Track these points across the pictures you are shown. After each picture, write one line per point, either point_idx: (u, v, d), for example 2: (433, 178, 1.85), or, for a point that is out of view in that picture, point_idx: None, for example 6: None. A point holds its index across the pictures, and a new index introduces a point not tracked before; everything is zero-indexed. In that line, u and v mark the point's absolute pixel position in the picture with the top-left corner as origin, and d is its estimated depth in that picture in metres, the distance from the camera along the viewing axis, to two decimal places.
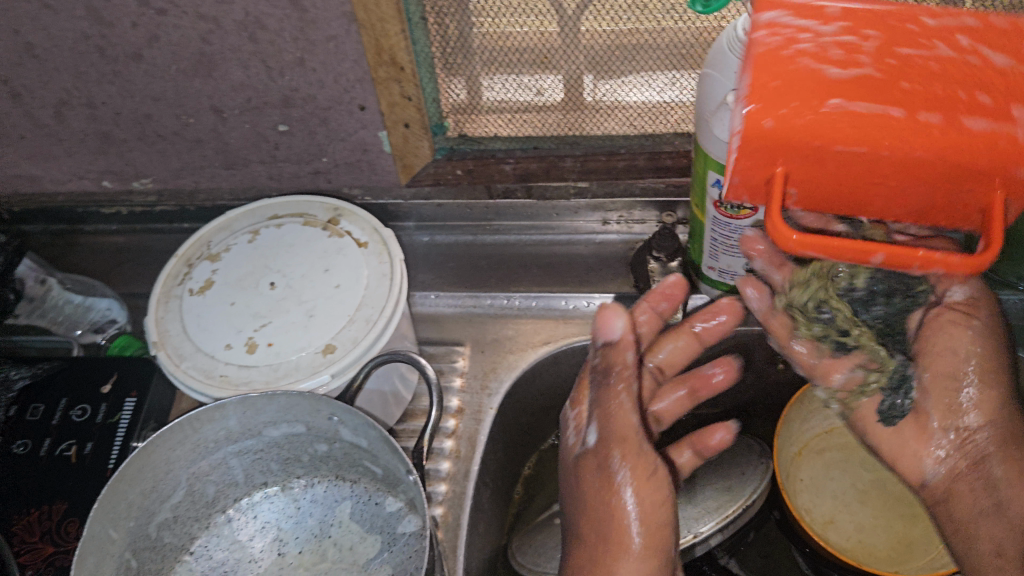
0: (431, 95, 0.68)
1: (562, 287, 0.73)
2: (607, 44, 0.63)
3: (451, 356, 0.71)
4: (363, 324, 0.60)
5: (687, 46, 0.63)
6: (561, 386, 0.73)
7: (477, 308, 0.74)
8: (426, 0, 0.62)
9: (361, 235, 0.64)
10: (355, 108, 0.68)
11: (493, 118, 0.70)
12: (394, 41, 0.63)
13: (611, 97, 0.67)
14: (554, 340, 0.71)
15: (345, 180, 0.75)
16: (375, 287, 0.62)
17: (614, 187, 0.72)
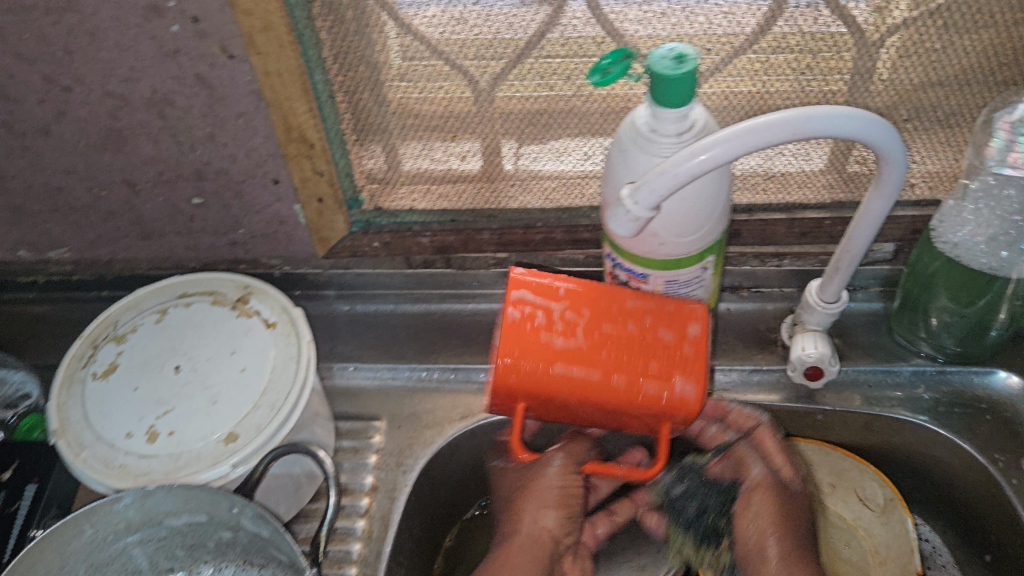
0: (344, 169, 0.67)
1: (481, 358, 0.73)
2: (519, 115, 0.63)
3: (366, 433, 0.70)
4: (268, 411, 0.58)
5: (599, 121, 0.63)
6: (480, 460, 0.73)
7: (394, 381, 0.73)
8: (334, 79, 0.61)
9: (270, 314, 0.64)
10: (269, 182, 0.68)
11: (409, 190, 0.69)
12: (303, 120, 0.62)
13: (527, 167, 0.67)
14: (468, 418, 0.70)
15: (263, 251, 0.74)
16: (282, 371, 0.60)
17: (534, 258, 0.73)
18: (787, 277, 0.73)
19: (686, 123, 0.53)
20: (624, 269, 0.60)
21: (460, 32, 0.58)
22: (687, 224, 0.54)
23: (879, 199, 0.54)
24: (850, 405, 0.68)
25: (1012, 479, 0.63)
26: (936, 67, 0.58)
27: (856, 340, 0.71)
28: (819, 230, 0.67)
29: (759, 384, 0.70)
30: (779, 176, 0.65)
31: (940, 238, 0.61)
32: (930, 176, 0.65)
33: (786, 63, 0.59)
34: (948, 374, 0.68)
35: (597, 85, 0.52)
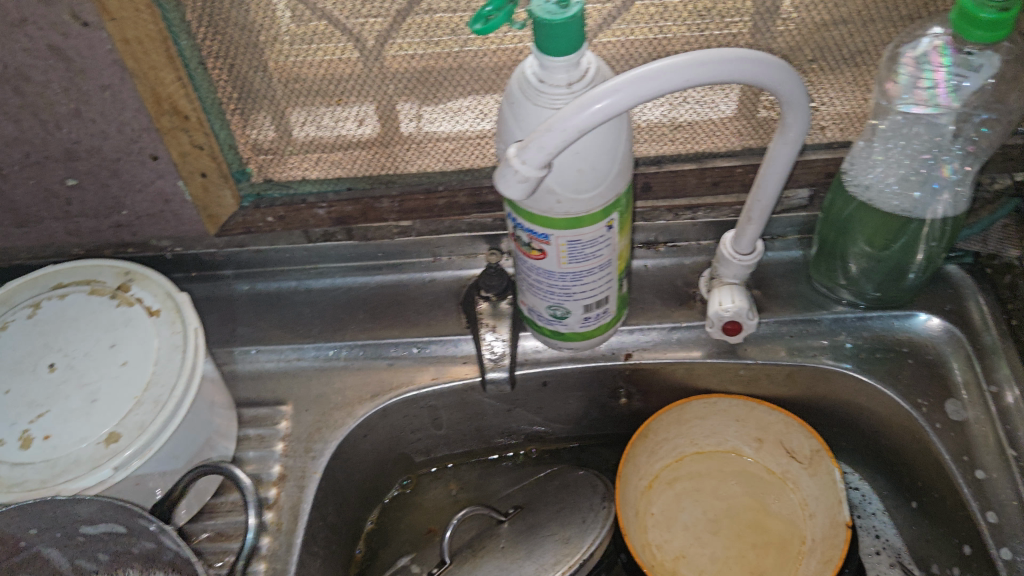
0: (226, 141, 0.63)
1: (392, 332, 0.70)
2: (408, 74, 0.59)
3: (272, 419, 0.67)
4: (152, 407, 0.55)
5: (492, 76, 0.60)
6: (397, 438, 0.70)
7: (301, 361, 0.70)
8: (203, 46, 0.57)
9: (153, 301, 0.60)
10: (147, 158, 0.61)
11: (301, 159, 0.65)
12: (173, 89, 0.57)
13: (422, 129, 0.63)
14: (380, 396, 0.67)
15: (152, 232, 0.69)
16: (166, 362, 0.57)
17: (439, 224, 0.70)
18: (703, 229, 0.70)
19: (576, 71, 0.49)
20: (524, 230, 0.56)
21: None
22: (583, 182, 0.51)
23: (785, 143, 0.52)
24: (774, 358, 0.66)
25: (937, 423, 0.62)
26: (837, 4, 0.56)
27: (776, 290, 0.69)
28: (731, 178, 0.65)
29: (679, 343, 0.67)
30: (685, 124, 0.62)
31: (851, 181, 0.59)
32: (839, 118, 0.63)
33: (684, 6, 0.56)
34: (870, 320, 0.67)
35: (480, 34, 0.48)
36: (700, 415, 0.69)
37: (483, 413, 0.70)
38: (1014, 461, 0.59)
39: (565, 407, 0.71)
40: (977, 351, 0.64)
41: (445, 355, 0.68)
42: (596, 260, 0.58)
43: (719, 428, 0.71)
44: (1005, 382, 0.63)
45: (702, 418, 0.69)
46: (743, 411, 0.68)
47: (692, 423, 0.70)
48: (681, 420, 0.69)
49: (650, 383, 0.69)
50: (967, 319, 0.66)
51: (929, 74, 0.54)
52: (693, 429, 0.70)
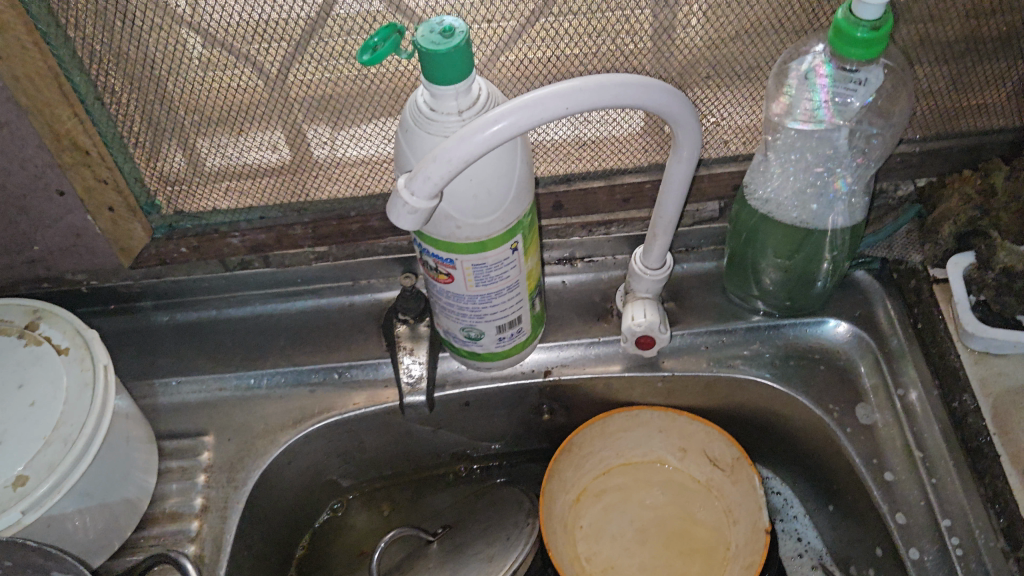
0: (132, 174, 0.62)
1: (314, 358, 0.69)
2: (311, 101, 0.60)
3: (194, 450, 0.66)
4: (61, 447, 0.54)
5: (395, 100, 0.60)
6: (324, 463, 0.69)
7: (223, 390, 0.69)
8: (99, 82, 0.56)
9: (61, 339, 0.59)
10: (53, 194, 0.61)
11: (211, 189, 0.65)
12: (71, 125, 0.56)
13: (330, 154, 0.63)
14: (302, 422, 0.67)
15: (66, 267, 0.68)
16: (75, 400, 0.56)
17: (356, 248, 0.70)
18: (618, 244, 0.71)
19: (467, 98, 0.49)
20: (431, 255, 0.56)
21: (224, 17, 0.54)
22: (480, 207, 0.52)
23: (680, 161, 0.53)
24: (693, 369, 0.67)
25: (847, 427, 0.63)
26: (727, 23, 0.57)
27: (691, 301, 0.70)
28: (640, 194, 0.66)
29: (596, 359, 0.68)
30: (591, 142, 0.63)
31: (752, 195, 0.60)
32: (740, 132, 0.64)
33: (580, 25, 0.57)
34: (782, 328, 0.68)
35: (368, 65, 0.48)
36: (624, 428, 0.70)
37: (410, 434, 0.70)
38: (921, 461, 0.61)
39: (491, 425, 0.71)
40: (886, 356, 0.66)
41: (367, 379, 0.69)
42: (504, 281, 0.58)
43: (645, 439, 0.71)
44: (912, 384, 0.64)
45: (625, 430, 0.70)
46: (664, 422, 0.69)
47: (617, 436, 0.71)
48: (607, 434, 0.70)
49: (572, 398, 0.70)
50: (875, 323, 0.67)
51: (816, 92, 0.55)
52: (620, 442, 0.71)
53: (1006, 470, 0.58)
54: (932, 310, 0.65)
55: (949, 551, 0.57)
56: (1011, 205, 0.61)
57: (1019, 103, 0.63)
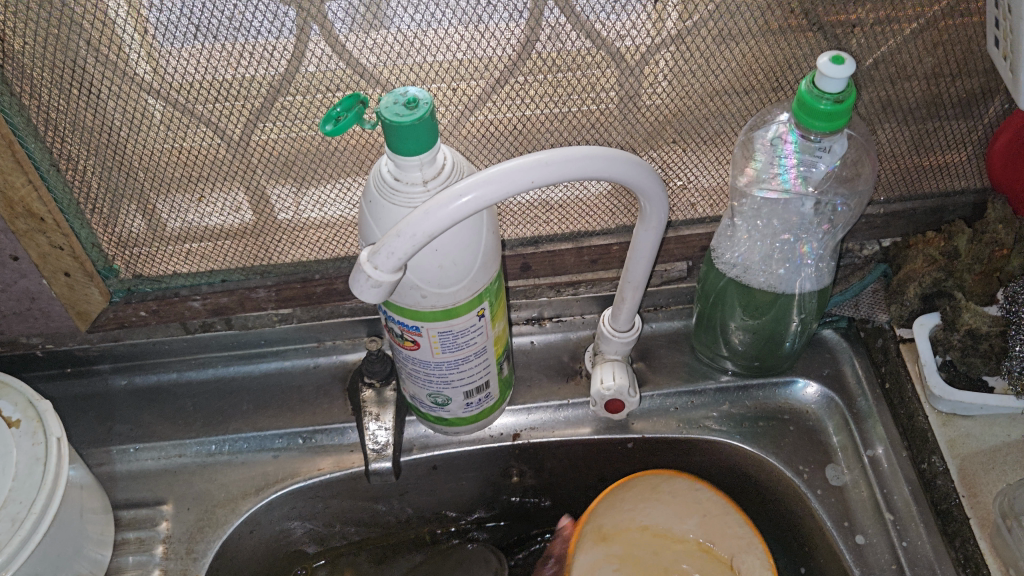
0: (88, 240, 0.61)
1: (277, 423, 0.68)
2: (273, 163, 0.59)
3: (152, 520, 0.64)
4: (8, 525, 0.52)
5: (358, 162, 0.60)
6: (287, 531, 0.67)
7: (183, 458, 0.67)
8: (54, 148, 0.55)
9: (13, 411, 0.57)
10: (7, 259, 0.60)
11: (170, 254, 0.63)
12: (24, 192, 0.55)
13: (294, 216, 0.62)
14: (264, 489, 0.65)
15: (20, 330, 0.67)
16: (25, 476, 0.54)
17: (320, 310, 0.69)
18: (587, 304, 0.71)
19: (432, 168, 0.49)
20: (396, 323, 0.55)
21: (184, 83, 0.53)
22: (443, 277, 0.51)
23: (647, 230, 0.52)
24: (663, 431, 0.66)
25: (818, 489, 0.63)
26: (690, 91, 0.57)
27: (661, 361, 0.70)
28: (609, 256, 0.66)
29: (567, 421, 0.67)
30: (558, 205, 0.63)
31: (719, 258, 0.60)
32: (707, 194, 0.64)
33: (545, 89, 0.57)
34: (752, 388, 0.68)
35: (331, 135, 0.47)
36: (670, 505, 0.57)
37: (375, 501, 0.68)
38: (891, 524, 0.60)
39: (459, 490, 0.69)
40: (854, 416, 0.65)
41: (331, 444, 0.67)
42: (470, 348, 0.57)
43: (684, 528, 0.57)
44: (882, 445, 0.64)
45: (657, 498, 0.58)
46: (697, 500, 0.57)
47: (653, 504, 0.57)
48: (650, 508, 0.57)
49: (541, 461, 0.68)
50: (844, 383, 0.67)
51: (782, 161, 0.56)
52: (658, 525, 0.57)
53: (974, 534, 0.57)
54: (900, 369, 0.65)
55: None
56: (974, 267, 0.62)
57: (979, 166, 0.64)
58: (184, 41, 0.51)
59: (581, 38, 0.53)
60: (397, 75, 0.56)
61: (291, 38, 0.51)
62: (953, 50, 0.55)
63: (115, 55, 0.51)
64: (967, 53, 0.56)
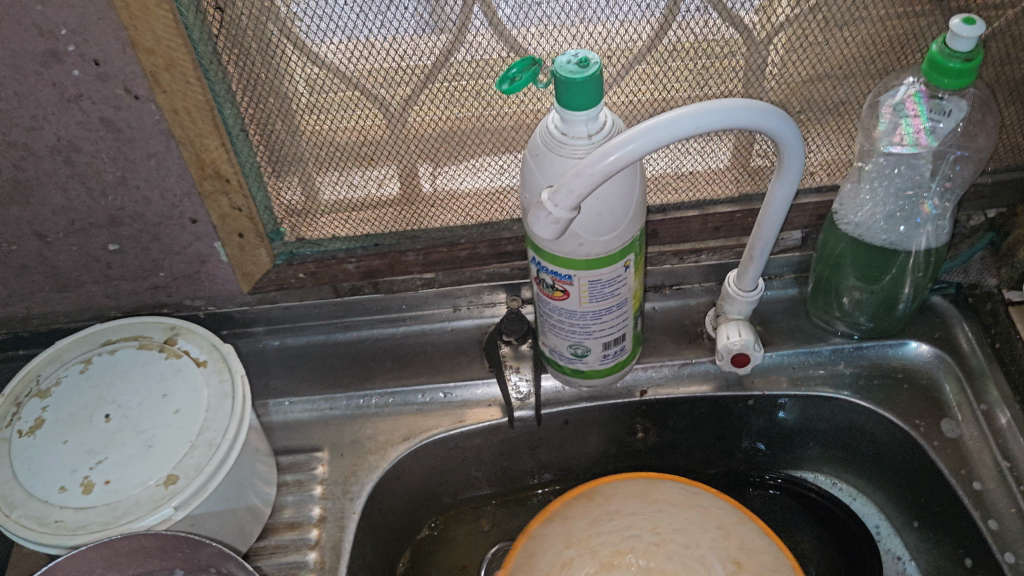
0: (262, 203, 0.66)
1: (418, 379, 0.74)
2: (435, 136, 0.64)
3: (309, 464, 0.70)
4: (206, 449, 0.58)
5: (510, 132, 0.64)
6: (428, 480, 0.73)
7: (333, 410, 0.74)
8: (245, 113, 0.60)
9: (199, 353, 0.63)
10: (186, 222, 0.66)
11: (330, 219, 0.69)
12: (216, 154, 0.61)
13: (446, 185, 0.68)
14: (411, 438, 0.71)
15: (187, 293, 0.73)
16: (217, 408, 0.60)
17: (460, 275, 0.75)
18: (705, 271, 0.76)
19: (596, 123, 0.54)
20: (549, 273, 0.60)
21: (366, 64, 0.58)
22: (601, 226, 0.55)
23: (783, 184, 0.57)
24: (777, 388, 0.71)
25: (935, 440, 0.67)
26: (820, 59, 0.60)
27: (776, 325, 0.75)
28: (731, 224, 0.71)
29: (690, 377, 0.72)
30: (688, 173, 0.68)
31: (842, 220, 0.66)
32: (826, 164, 0.68)
33: (681, 69, 0.61)
34: (865, 348, 0.72)
35: (507, 94, 0.51)
36: (610, 490, 0.57)
37: (508, 453, 0.74)
38: (1008, 471, 0.64)
39: (585, 445, 0.75)
40: (967, 373, 0.70)
41: (471, 398, 0.73)
42: (614, 298, 0.62)
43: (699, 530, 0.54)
44: (995, 402, 0.68)
45: (641, 498, 0.57)
46: (685, 497, 0.56)
47: (599, 511, 0.56)
48: (647, 493, 0.57)
49: (665, 417, 0.73)
50: (955, 345, 0.72)
51: (907, 122, 0.61)
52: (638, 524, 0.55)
53: None
54: (1010, 330, 0.68)
55: None
56: None
57: None
58: (378, 27, 0.56)
59: (713, 14, 0.57)
60: (540, 48, 0.60)
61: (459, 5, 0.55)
62: None
63: (308, 36, 0.56)
64: None
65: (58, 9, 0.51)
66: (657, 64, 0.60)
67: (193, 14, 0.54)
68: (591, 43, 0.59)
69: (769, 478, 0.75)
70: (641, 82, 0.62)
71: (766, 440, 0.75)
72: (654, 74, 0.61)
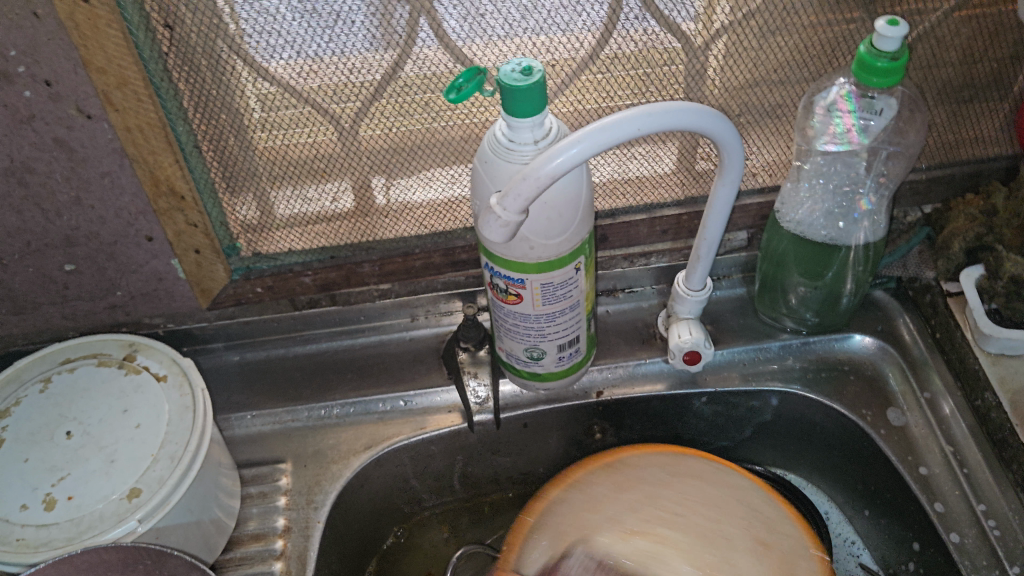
0: (217, 219, 0.67)
1: (378, 389, 0.75)
2: (386, 150, 0.65)
3: (272, 476, 0.71)
4: (168, 462, 0.59)
5: (460, 144, 0.66)
6: (391, 488, 0.74)
7: (295, 422, 0.74)
8: (198, 130, 0.61)
9: (160, 368, 0.64)
10: (142, 240, 0.67)
11: (285, 233, 0.70)
12: (170, 172, 0.62)
13: (399, 198, 0.69)
14: (373, 447, 0.72)
15: (145, 311, 0.74)
16: (178, 422, 0.61)
17: (417, 285, 0.76)
18: (656, 274, 0.78)
19: (541, 130, 0.55)
20: (501, 278, 0.62)
21: (316, 80, 0.59)
22: (550, 230, 0.57)
23: (724, 184, 0.59)
24: (729, 384, 0.73)
25: (881, 429, 0.69)
26: (756, 64, 0.63)
27: (726, 323, 0.77)
28: (679, 226, 0.73)
29: (644, 376, 0.74)
30: (635, 178, 0.69)
31: (783, 218, 0.68)
32: (768, 165, 0.71)
33: (624, 79, 0.63)
34: (813, 343, 0.75)
35: (455, 103, 0.53)
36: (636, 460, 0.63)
37: (470, 458, 0.75)
38: (952, 456, 0.67)
39: (544, 447, 0.76)
40: (910, 364, 0.73)
41: (431, 405, 0.74)
42: (567, 300, 0.64)
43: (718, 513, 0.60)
44: (938, 390, 0.71)
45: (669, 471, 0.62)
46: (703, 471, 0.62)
47: (627, 489, 0.61)
48: (673, 469, 0.62)
49: (621, 417, 0.75)
50: (898, 338, 0.75)
51: (839, 121, 0.64)
52: (663, 501, 0.61)
53: None
54: (949, 320, 0.72)
55: (988, 532, 0.63)
56: (1013, 222, 0.68)
57: (1009, 134, 0.71)
58: (326, 43, 0.57)
59: (652, 23, 0.59)
60: (486, 59, 0.61)
61: (404, 21, 0.57)
62: (985, 23, 0.62)
63: (257, 53, 0.57)
64: (998, 24, 0.62)
65: (9, 30, 0.52)
66: (599, 75, 0.62)
67: (143, 32, 0.55)
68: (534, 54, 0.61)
69: None
70: (585, 93, 0.64)
71: (719, 435, 0.77)
72: (597, 84, 0.63)
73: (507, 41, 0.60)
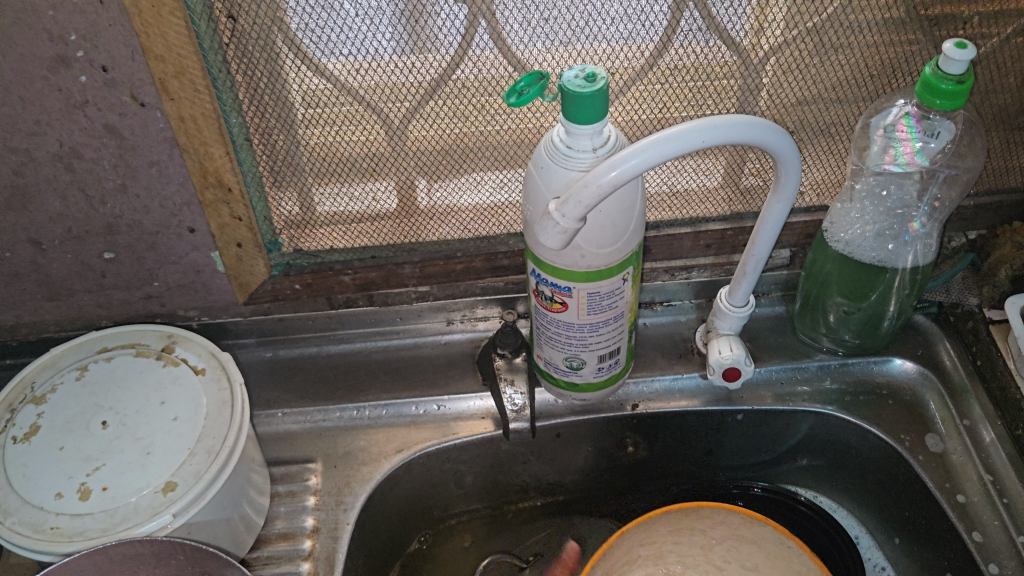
0: (262, 213, 0.67)
1: (411, 392, 0.74)
2: (435, 151, 0.64)
3: (302, 475, 0.71)
4: (205, 456, 0.58)
5: (509, 148, 0.65)
6: (421, 493, 0.73)
7: (326, 422, 0.74)
8: (250, 122, 0.61)
9: (198, 361, 0.64)
10: (184, 231, 0.66)
11: (328, 231, 0.69)
12: (220, 164, 0.61)
13: (444, 201, 0.68)
14: (404, 450, 0.71)
15: (180, 303, 0.73)
16: (215, 416, 0.61)
17: (455, 289, 0.76)
18: (695, 289, 0.78)
19: (600, 138, 0.55)
20: (548, 285, 0.61)
21: (372, 77, 0.58)
22: (603, 239, 0.56)
23: (779, 201, 0.58)
24: (764, 403, 0.73)
25: (920, 455, 0.69)
26: (814, 82, 0.62)
27: (764, 342, 0.77)
28: (722, 241, 0.73)
29: (681, 392, 0.74)
30: (682, 191, 0.69)
31: (832, 238, 0.67)
32: (816, 185, 0.70)
33: (682, 91, 0.62)
34: (851, 365, 0.74)
35: (514, 106, 0.52)
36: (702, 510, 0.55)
37: (500, 465, 0.74)
38: (991, 485, 0.66)
39: (575, 458, 0.75)
40: (949, 389, 0.72)
41: (464, 411, 0.73)
42: (612, 311, 0.63)
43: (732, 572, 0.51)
44: (978, 419, 0.70)
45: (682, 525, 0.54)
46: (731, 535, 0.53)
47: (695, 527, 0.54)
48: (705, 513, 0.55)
49: (655, 431, 0.74)
50: (938, 364, 0.74)
51: (896, 141, 0.63)
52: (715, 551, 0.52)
53: None
54: (991, 347, 0.71)
55: None
56: None
57: None
58: (385, 41, 0.56)
59: (713, 36, 0.58)
60: (544, 65, 0.60)
61: (463, 23, 0.56)
62: None
63: (315, 47, 0.56)
64: None
65: (70, 14, 0.51)
66: (655, 85, 0.62)
67: (205, 22, 0.54)
68: (593, 60, 0.60)
69: (756, 487, 0.77)
70: (641, 103, 0.63)
71: (752, 454, 0.77)
72: (652, 95, 0.63)
73: (562, 50, 0.59)
